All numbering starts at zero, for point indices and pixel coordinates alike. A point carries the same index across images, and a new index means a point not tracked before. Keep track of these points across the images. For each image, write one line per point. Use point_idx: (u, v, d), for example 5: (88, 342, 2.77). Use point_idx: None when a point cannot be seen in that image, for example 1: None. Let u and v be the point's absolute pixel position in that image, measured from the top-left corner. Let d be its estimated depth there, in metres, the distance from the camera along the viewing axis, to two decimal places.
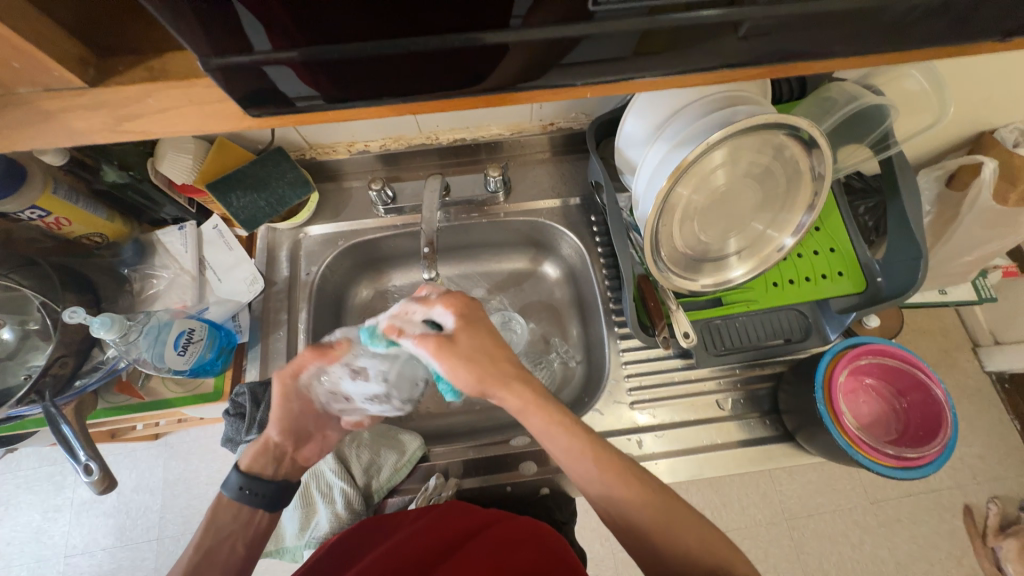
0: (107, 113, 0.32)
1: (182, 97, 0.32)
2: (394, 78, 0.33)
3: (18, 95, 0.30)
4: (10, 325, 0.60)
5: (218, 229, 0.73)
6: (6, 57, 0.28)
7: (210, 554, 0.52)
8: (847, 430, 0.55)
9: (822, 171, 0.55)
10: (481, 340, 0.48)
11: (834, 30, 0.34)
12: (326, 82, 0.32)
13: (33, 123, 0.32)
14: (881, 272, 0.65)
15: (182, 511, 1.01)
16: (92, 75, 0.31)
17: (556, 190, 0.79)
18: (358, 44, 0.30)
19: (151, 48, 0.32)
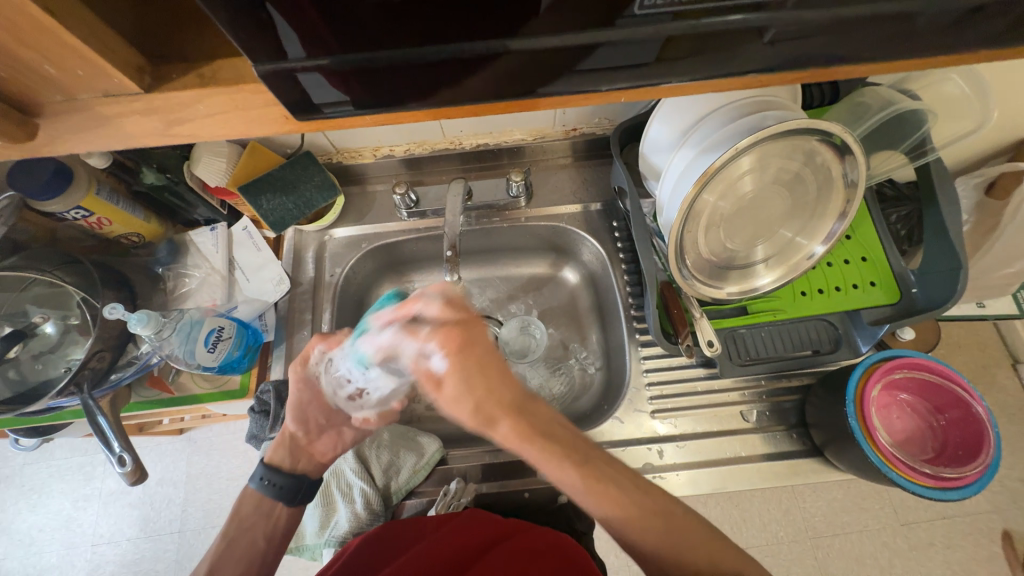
0: (158, 118, 0.33)
1: (227, 102, 0.33)
2: (424, 84, 0.33)
3: (79, 100, 0.32)
4: (53, 319, 0.62)
5: (248, 230, 0.75)
6: (71, 65, 0.29)
7: (234, 541, 0.55)
8: (881, 446, 0.53)
9: (855, 178, 0.53)
10: (466, 382, 0.42)
11: (875, 35, 0.33)
12: (360, 87, 0.33)
13: (89, 128, 0.33)
14: (916, 282, 0.63)
15: (204, 505, 1.03)
16: (147, 81, 0.32)
17: (578, 195, 0.79)
18: (391, 50, 0.30)
19: (201, 55, 0.33)
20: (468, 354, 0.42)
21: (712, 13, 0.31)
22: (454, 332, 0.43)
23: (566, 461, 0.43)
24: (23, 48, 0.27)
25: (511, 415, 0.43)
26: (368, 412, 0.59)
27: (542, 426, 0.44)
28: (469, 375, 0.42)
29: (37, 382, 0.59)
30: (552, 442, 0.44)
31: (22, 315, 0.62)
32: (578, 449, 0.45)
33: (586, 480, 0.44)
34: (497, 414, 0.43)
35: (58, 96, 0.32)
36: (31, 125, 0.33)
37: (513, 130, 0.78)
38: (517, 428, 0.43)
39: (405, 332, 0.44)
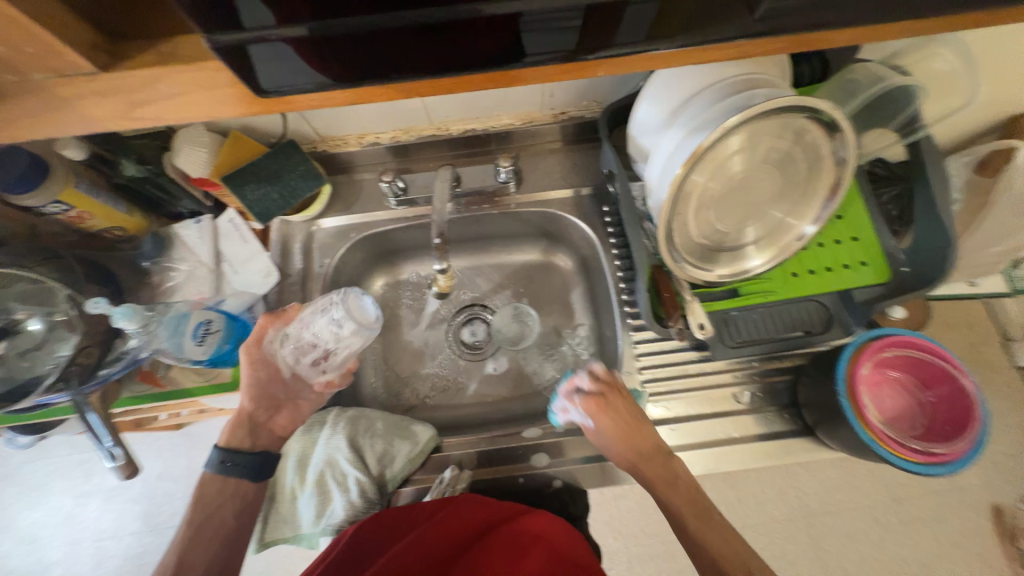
0: (120, 99, 0.32)
1: (191, 80, 0.32)
2: (394, 53, 0.32)
3: (35, 82, 0.31)
4: (38, 316, 0.62)
5: (234, 221, 0.74)
6: (21, 42, 0.28)
7: (200, 528, 0.55)
8: (870, 423, 0.53)
9: (845, 155, 0.53)
10: (609, 438, 0.57)
11: (857, 2, 0.32)
12: (327, 59, 0.31)
13: (48, 111, 0.32)
14: (906, 261, 0.63)
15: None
16: (103, 59, 0.31)
17: (568, 180, 0.78)
18: (357, 17, 0.29)
19: (162, 33, 0.32)
20: (611, 414, 0.58)
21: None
22: (603, 403, 0.58)
23: (680, 505, 0.55)
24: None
25: (642, 459, 0.57)
26: (330, 375, 0.64)
27: (659, 472, 0.56)
28: (610, 431, 0.57)
29: (25, 379, 0.58)
30: (671, 488, 0.56)
31: (3, 312, 0.61)
32: (698, 492, 0.56)
33: (696, 523, 0.53)
34: (633, 464, 0.57)
35: (13, 77, 0.31)
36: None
37: (502, 115, 0.77)
38: (659, 471, 0.56)
39: (592, 408, 0.58)
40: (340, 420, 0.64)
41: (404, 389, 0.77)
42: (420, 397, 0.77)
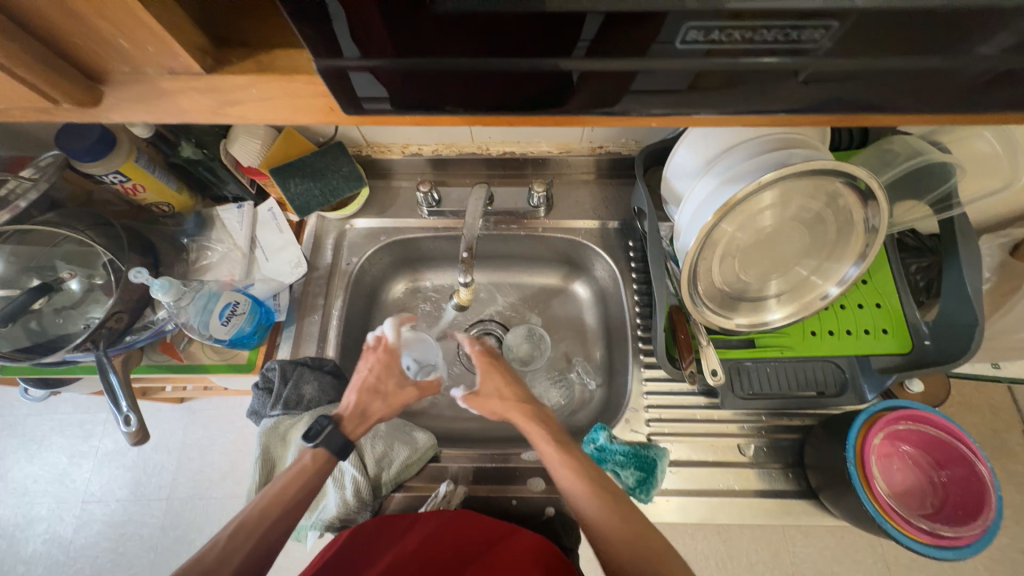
0: (213, 97, 0.35)
1: (280, 89, 0.35)
2: (473, 91, 0.34)
3: (141, 73, 0.34)
4: (80, 277, 0.65)
5: (273, 211, 0.77)
6: (142, 40, 0.31)
7: (281, 504, 0.52)
8: (878, 496, 0.52)
9: (876, 224, 0.53)
10: (496, 393, 0.63)
11: (913, 88, 0.33)
12: (407, 91, 0.34)
13: (145, 99, 0.35)
14: (929, 334, 0.62)
15: (194, 475, 1.05)
16: (209, 63, 0.34)
17: (597, 211, 0.80)
18: (450, 59, 0.31)
19: (260, 44, 0.36)
20: (494, 375, 0.65)
21: (754, 56, 0.31)
22: (491, 361, 0.66)
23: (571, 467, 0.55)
24: (101, 20, 0.29)
25: (563, 456, 0.55)
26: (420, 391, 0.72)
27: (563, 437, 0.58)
28: (500, 386, 0.64)
29: (57, 335, 0.61)
30: (569, 453, 0.56)
31: (50, 270, 0.64)
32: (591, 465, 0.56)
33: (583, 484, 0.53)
34: (551, 461, 0.56)
35: (125, 68, 0.34)
36: (95, 92, 0.34)
37: (541, 142, 0.79)
38: (522, 419, 0.60)
39: (480, 360, 0.66)
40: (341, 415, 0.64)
41: None
42: (424, 404, 0.78)
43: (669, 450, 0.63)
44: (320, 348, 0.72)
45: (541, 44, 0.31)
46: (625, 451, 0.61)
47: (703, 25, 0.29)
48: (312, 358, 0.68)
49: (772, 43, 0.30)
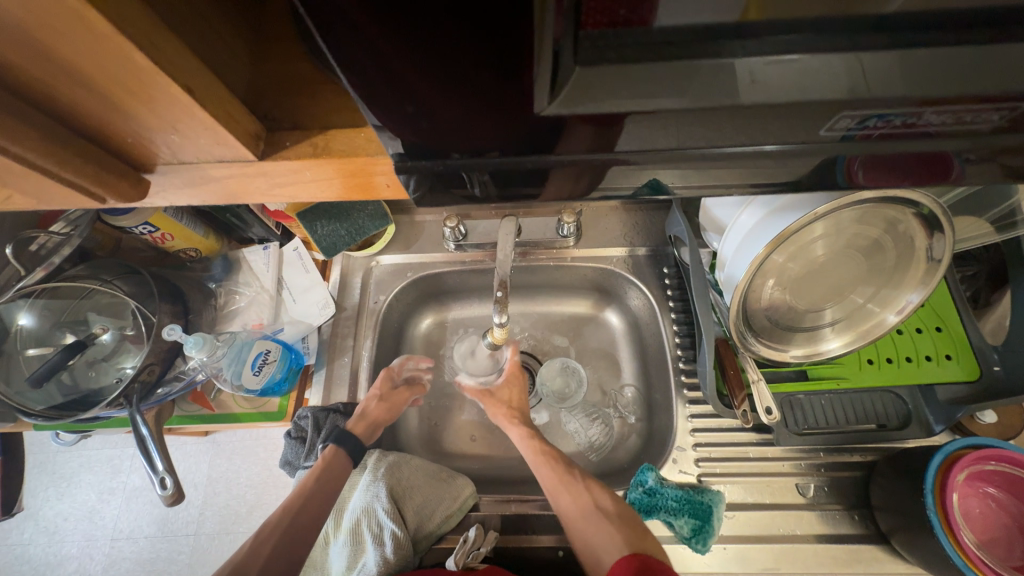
0: (265, 177, 0.34)
1: (334, 169, 0.33)
2: (516, 184, 0.29)
3: (190, 162, 0.33)
4: (111, 329, 0.63)
5: (299, 251, 0.76)
6: (196, 134, 0.30)
7: (299, 511, 0.57)
8: (965, 546, 0.47)
9: (941, 255, 0.50)
10: (513, 394, 0.71)
11: None
12: (440, 191, 0.30)
13: (195, 178, 0.34)
14: (999, 359, 0.58)
15: (221, 509, 0.85)
16: (262, 147, 0.33)
17: (627, 238, 0.78)
18: (499, 156, 0.27)
19: (314, 124, 0.34)
20: (516, 380, 0.72)
21: (905, 140, 0.26)
22: (520, 372, 0.73)
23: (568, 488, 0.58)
24: (154, 118, 0.28)
25: (542, 457, 0.62)
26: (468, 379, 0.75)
27: (561, 460, 0.62)
28: (516, 388, 0.72)
29: (90, 389, 0.60)
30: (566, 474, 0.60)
31: (83, 324, 0.63)
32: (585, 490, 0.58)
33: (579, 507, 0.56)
34: (534, 462, 0.62)
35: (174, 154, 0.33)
36: (138, 177, 0.34)
37: None
38: (524, 429, 0.66)
39: (509, 370, 0.73)
40: (382, 464, 0.63)
41: (442, 435, 0.76)
42: (457, 445, 0.75)
43: (723, 493, 0.60)
44: (351, 393, 0.70)
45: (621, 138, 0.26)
46: (677, 496, 0.58)
47: (859, 114, 0.25)
48: (343, 405, 0.68)
49: (930, 126, 0.25)
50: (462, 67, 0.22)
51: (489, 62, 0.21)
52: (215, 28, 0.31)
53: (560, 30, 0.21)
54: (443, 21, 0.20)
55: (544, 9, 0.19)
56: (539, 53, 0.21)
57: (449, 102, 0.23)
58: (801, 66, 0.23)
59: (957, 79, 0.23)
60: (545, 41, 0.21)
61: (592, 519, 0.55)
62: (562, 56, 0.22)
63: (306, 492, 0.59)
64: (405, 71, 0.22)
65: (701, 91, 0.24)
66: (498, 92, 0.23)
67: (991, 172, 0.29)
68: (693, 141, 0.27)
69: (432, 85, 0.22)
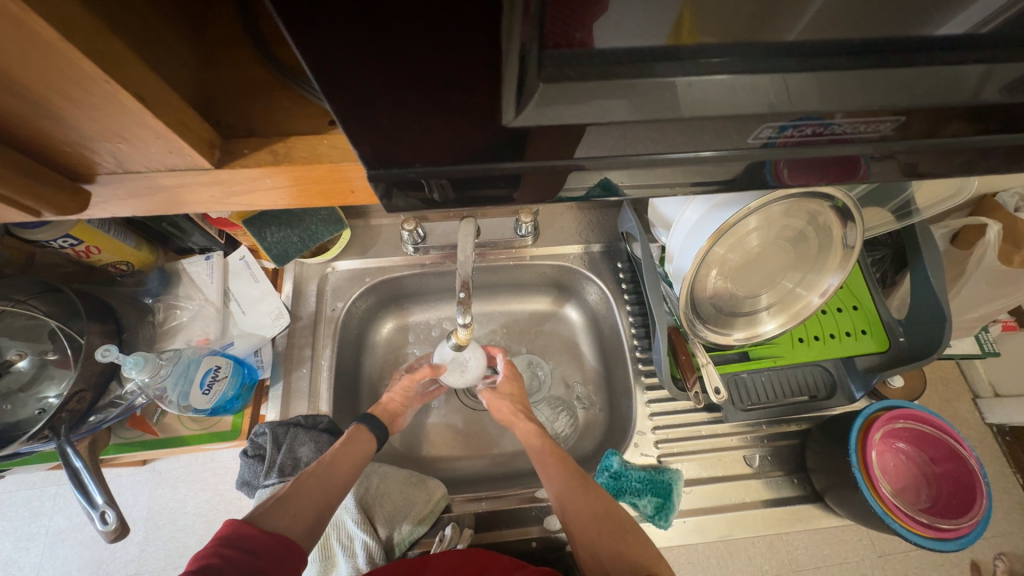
0: (220, 187, 0.33)
1: (292, 176, 0.33)
2: (480, 190, 0.30)
3: (136, 171, 0.31)
4: (29, 354, 0.56)
5: (246, 260, 0.72)
6: (144, 142, 0.28)
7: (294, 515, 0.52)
8: (883, 496, 0.54)
9: (853, 243, 0.56)
10: (517, 386, 0.73)
11: (953, 157, 0.32)
12: (405, 198, 0.30)
13: (140, 190, 0.32)
14: (903, 331, 0.66)
15: (166, 543, 0.78)
16: (218, 156, 0.31)
17: (583, 235, 0.81)
18: (463, 167, 0.28)
19: (271, 131, 0.33)
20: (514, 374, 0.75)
21: (823, 145, 0.30)
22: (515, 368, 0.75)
23: (581, 495, 0.57)
24: (94, 124, 0.26)
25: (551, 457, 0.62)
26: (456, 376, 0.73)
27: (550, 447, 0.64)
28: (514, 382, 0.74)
29: (5, 424, 0.53)
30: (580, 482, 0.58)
31: None
32: (597, 499, 0.57)
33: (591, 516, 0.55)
34: (543, 461, 0.62)
35: (112, 165, 0.30)
36: (73, 188, 0.31)
37: None
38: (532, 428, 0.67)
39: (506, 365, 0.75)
40: None
41: (408, 441, 0.76)
42: (426, 448, 0.75)
43: (681, 471, 0.64)
44: (312, 406, 0.68)
45: (581, 145, 0.28)
46: (641, 477, 0.62)
47: (780, 124, 0.28)
48: (304, 418, 0.66)
49: (844, 133, 0.29)
50: (432, 84, 0.22)
51: (461, 76, 0.22)
52: (160, 31, 0.30)
53: (526, 36, 0.21)
54: (414, 34, 0.20)
55: (511, 24, 0.20)
56: (509, 67, 0.22)
57: (422, 111, 0.24)
58: (734, 82, 0.26)
59: (861, 94, 0.27)
60: (513, 50, 0.21)
61: (605, 531, 0.53)
62: (528, 59, 0.22)
63: (336, 453, 0.59)
64: (376, 82, 0.22)
65: (649, 103, 0.26)
66: (466, 104, 0.24)
67: (888, 170, 0.33)
68: (643, 149, 0.29)
69: (403, 94, 0.23)
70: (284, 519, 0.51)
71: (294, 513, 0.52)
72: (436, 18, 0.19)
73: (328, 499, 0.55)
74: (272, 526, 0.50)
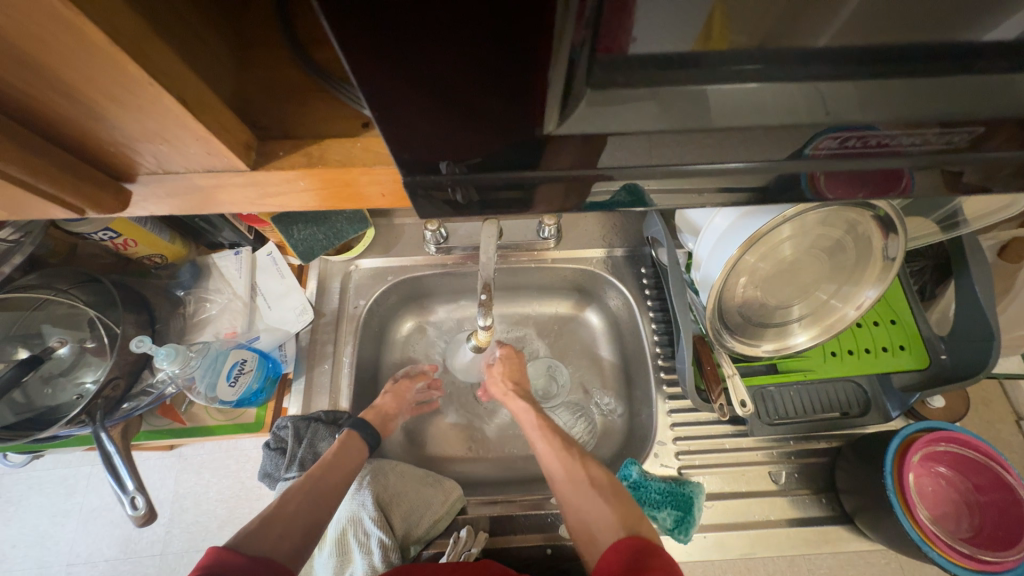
0: (253, 188, 0.34)
1: (322, 179, 0.33)
2: (510, 198, 0.30)
3: (176, 172, 0.32)
4: (70, 342, 0.58)
5: (272, 256, 0.74)
6: (183, 143, 0.29)
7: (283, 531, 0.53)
8: (921, 522, 0.51)
9: (895, 255, 0.53)
10: (515, 371, 0.75)
11: (1017, 170, 0.30)
12: (434, 205, 0.30)
13: (177, 189, 0.33)
14: (946, 349, 0.62)
15: (189, 526, 0.80)
16: (253, 158, 0.32)
17: (606, 239, 0.79)
18: (497, 174, 0.28)
19: (303, 134, 0.33)
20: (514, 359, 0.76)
21: (873, 156, 0.29)
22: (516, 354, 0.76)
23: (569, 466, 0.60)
24: (138, 127, 0.27)
25: (541, 431, 0.66)
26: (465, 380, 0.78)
27: (543, 421, 0.67)
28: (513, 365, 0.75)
29: (45, 407, 0.55)
30: (569, 452, 0.62)
31: (38, 338, 0.58)
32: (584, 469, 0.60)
33: (575, 483, 0.58)
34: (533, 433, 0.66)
35: (153, 166, 0.31)
36: (116, 186, 0.33)
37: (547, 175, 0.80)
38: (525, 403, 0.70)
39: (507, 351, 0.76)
40: (365, 472, 0.63)
41: (425, 440, 0.76)
42: (443, 448, 0.75)
43: (703, 484, 0.62)
44: (333, 401, 0.69)
45: (615, 154, 0.27)
46: (660, 489, 0.61)
47: (827, 134, 0.27)
48: (324, 414, 0.67)
49: (898, 143, 0.28)
50: (473, 91, 0.22)
51: (503, 80, 0.21)
52: (201, 36, 0.30)
53: (578, 39, 0.20)
54: (459, 39, 0.19)
55: (562, 29, 0.19)
56: (552, 74, 0.22)
57: (461, 118, 0.23)
58: (783, 89, 0.25)
59: (916, 102, 0.25)
60: (562, 54, 0.21)
61: (591, 500, 0.56)
62: (577, 64, 0.22)
63: (325, 465, 0.60)
64: (416, 88, 0.22)
65: (690, 111, 0.25)
66: (504, 110, 0.23)
67: (943, 183, 0.31)
68: (680, 158, 0.28)
69: (442, 99, 0.22)
70: (267, 542, 0.51)
71: (277, 535, 0.52)
72: (477, 27, 0.19)
73: (317, 518, 0.56)
74: (255, 550, 0.50)
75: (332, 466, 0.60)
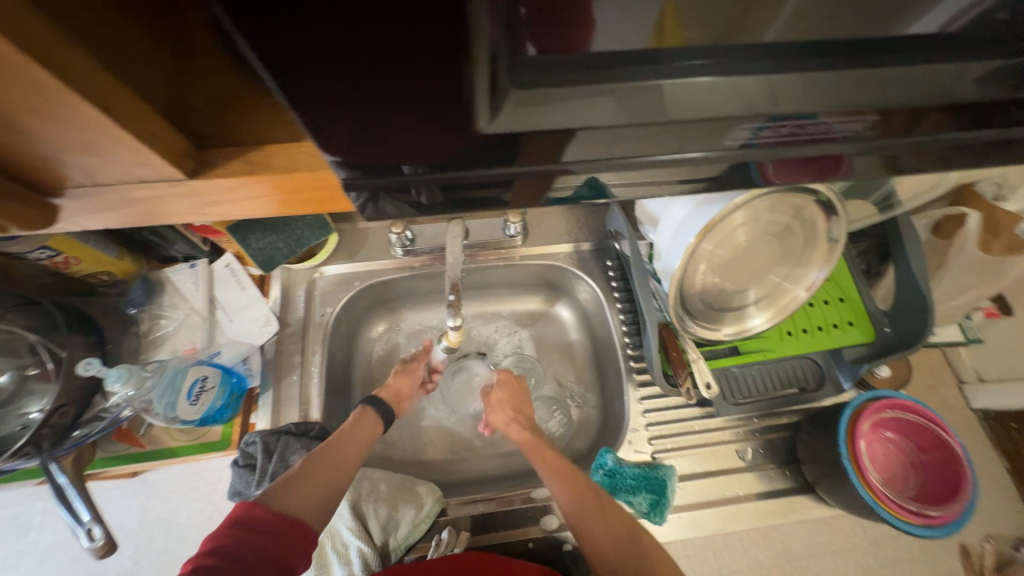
0: (197, 198, 0.32)
1: (270, 185, 0.32)
2: (461, 195, 0.30)
3: (110, 184, 0.30)
4: (8, 370, 0.54)
5: (231, 267, 0.71)
6: (114, 154, 0.27)
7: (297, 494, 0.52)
8: (872, 485, 0.54)
9: (837, 236, 0.57)
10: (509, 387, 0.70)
11: (931, 155, 0.33)
12: (386, 205, 0.30)
13: (113, 203, 0.32)
14: (888, 322, 0.67)
15: (159, 556, 0.76)
16: (191, 166, 0.31)
17: (572, 234, 0.81)
18: (444, 173, 0.28)
19: (246, 140, 0.32)
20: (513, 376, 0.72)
21: (802, 145, 0.30)
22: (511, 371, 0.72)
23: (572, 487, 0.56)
24: (62, 138, 0.26)
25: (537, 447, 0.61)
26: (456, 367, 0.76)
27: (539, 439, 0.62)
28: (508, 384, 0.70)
29: None
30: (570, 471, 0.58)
31: None
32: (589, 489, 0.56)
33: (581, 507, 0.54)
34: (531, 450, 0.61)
35: (84, 179, 0.30)
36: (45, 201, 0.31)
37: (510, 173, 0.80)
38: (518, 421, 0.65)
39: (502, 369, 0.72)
40: None
41: (402, 444, 0.75)
42: (421, 452, 0.75)
43: (675, 467, 0.64)
44: (303, 412, 0.67)
45: (560, 150, 0.28)
46: (635, 474, 0.62)
47: (756, 126, 0.28)
48: (295, 425, 0.65)
49: (820, 132, 0.30)
50: (398, 87, 0.22)
51: (428, 76, 0.21)
52: (128, 42, 0.29)
53: (495, 33, 0.21)
54: (376, 35, 0.19)
55: (477, 24, 0.20)
56: (477, 70, 0.22)
57: (392, 116, 0.23)
58: (711, 85, 0.26)
59: (831, 93, 0.27)
60: (482, 50, 0.21)
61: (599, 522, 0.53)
62: (499, 60, 0.22)
63: (343, 436, 0.58)
64: (341, 86, 0.22)
65: (625, 107, 0.26)
66: (433, 106, 0.23)
67: (868, 168, 0.34)
68: (624, 152, 0.29)
69: (370, 97, 0.22)
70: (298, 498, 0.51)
71: (305, 496, 0.51)
72: (393, 23, 0.19)
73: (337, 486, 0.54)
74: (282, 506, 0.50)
75: (351, 441, 0.58)
